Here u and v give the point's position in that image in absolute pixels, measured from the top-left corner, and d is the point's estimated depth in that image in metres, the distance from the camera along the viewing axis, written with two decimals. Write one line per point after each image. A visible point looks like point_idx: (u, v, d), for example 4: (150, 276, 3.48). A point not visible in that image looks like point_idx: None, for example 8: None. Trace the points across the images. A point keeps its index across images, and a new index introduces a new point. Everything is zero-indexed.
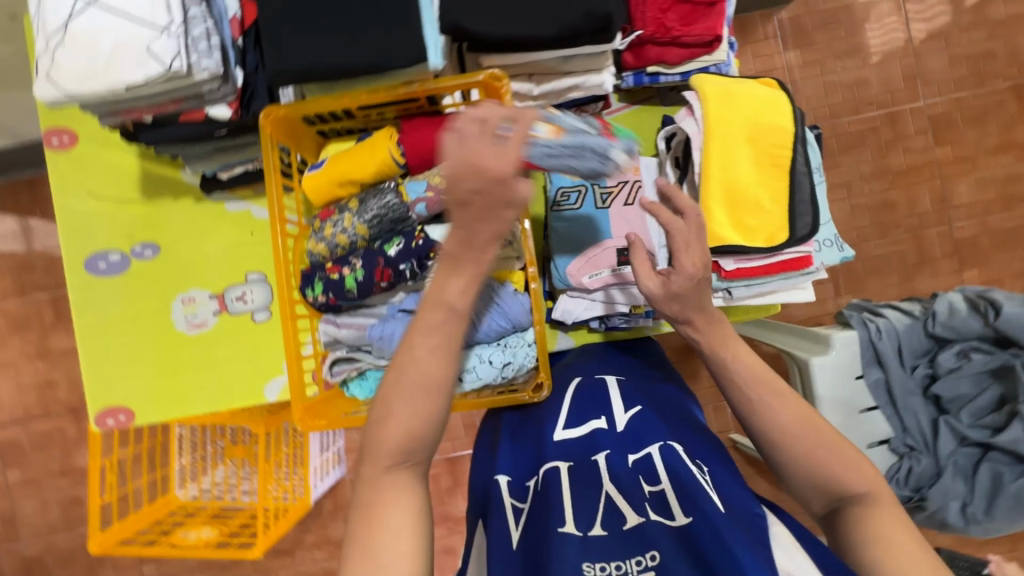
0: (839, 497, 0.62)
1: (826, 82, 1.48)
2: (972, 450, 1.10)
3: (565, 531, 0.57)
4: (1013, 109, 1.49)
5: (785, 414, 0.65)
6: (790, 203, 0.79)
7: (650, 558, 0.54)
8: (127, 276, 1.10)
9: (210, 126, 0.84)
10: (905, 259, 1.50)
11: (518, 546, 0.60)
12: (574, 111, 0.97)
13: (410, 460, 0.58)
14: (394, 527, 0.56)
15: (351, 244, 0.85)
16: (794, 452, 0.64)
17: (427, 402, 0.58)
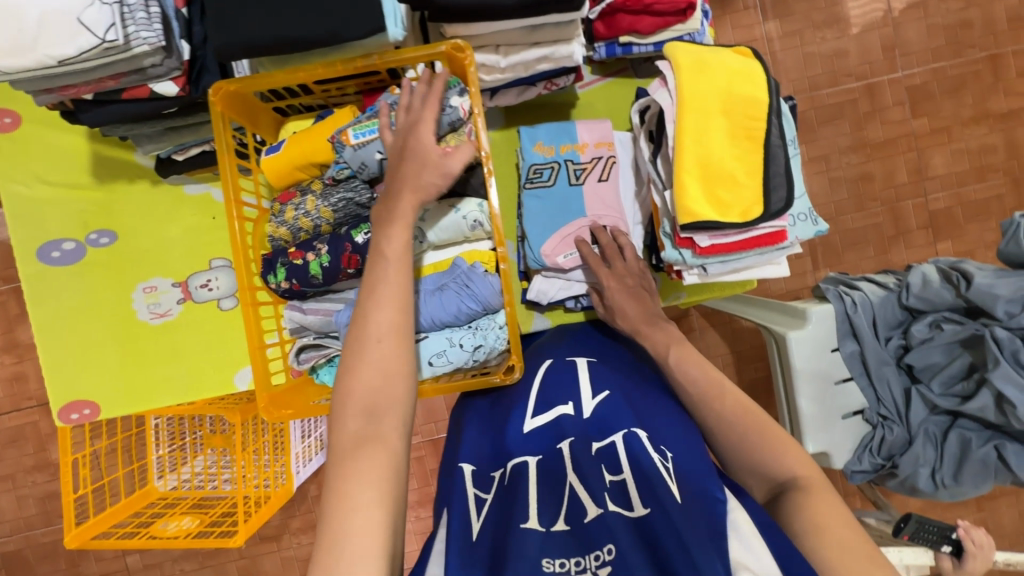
0: (781, 483, 0.65)
1: (805, 53, 1.45)
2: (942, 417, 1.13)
3: (527, 527, 0.57)
4: (989, 80, 1.48)
5: (729, 406, 0.72)
6: (764, 177, 0.77)
7: (608, 551, 0.53)
8: (84, 265, 1.05)
9: (158, 104, 0.79)
10: (881, 231, 1.51)
11: (477, 537, 0.59)
12: (546, 85, 0.94)
13: (374, 433, 0.58)
14: (358, 505, 0.54)
15: (316, 228, 0.82)
16: (736, 438, 0.70)
17: (385, 363, 0.61)
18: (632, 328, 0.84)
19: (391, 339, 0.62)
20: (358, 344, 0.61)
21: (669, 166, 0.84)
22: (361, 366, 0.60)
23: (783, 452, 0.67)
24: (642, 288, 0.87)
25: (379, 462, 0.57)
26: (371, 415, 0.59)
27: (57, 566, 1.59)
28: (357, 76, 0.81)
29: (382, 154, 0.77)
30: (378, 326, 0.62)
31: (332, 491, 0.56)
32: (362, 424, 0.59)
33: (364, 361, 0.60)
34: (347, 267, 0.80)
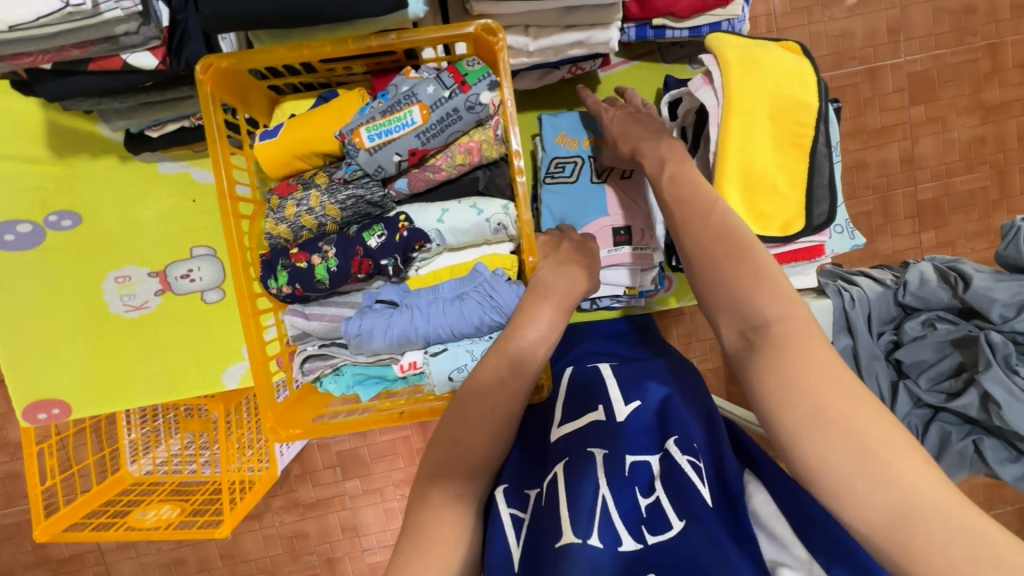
0: (756, 327, 0.53)
1: (812, 32, 1.33)
2: (924, 410, 1.01)
3: (563, 544, 0.54)
4: (986, 69, 1.39)
5: (707, 224, 0.61)
6: (808, 188, 0.72)
7: None
8: (44, 251, 0.93)
9: (132, 78, 0.68)
10: (870, 220, 1.44)
11: (519, 568, 0.57)
12: (569, 68, 0.86)
13: (466, 493, 0.59)
14: (446, 565, 0.54)
15: (320, 227, 0.74)
16: (711, 264, 0.58)
17: (496, 433, 0.61)
18: (633, 147, 0.77)
19: (513, 417, 0.62)
20: (470, 408, 0.61)
21: (706, 169, 0.79)
22: (467, 428, 0.61)
23: (771, 288, 0.54)
24: (645, 113, 0.80)
25: (462, 521, 0.57)
26: (473, 479, 0.59)
27: (23, 547, 1.51)
28: (367, 55, 0.70)
29: (401, 156, 0.69)
30: (491, 392, 0.62)
31: (413, 538, 0.55)
32: (462, 489, 0.59)
33: (474, 424, 0.61)
34: (357, 272, 0.72)
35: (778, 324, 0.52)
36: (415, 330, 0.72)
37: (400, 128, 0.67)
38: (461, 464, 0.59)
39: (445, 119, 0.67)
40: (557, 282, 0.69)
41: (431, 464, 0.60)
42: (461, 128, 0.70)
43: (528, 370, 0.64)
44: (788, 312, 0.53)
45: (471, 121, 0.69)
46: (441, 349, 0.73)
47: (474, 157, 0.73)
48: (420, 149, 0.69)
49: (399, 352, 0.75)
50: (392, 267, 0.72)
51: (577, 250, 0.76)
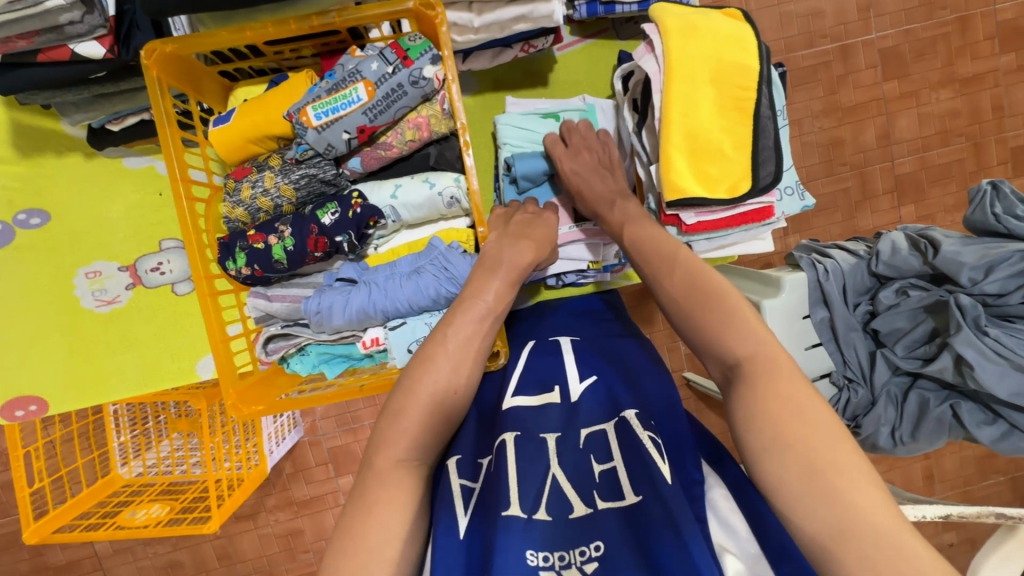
0: (732, 365, 0.57)
1: (782, 11, 1.30)
2: (903, 378, 1.03)
3: (509, 514, 0.53)
4: (958, 42, 1.36)
5: (674, 282, 0.63)
6: (753, 150, 0.73)
7: (594, 548, 0.51)
8: (14, 250, 0.94)
9: (83, 69, 0.69)
10: (849, 197, 1.40)
11: (464, 535, 0.56)
12: (522, 47, 0.86)
13: (412, 459, 0.59)
14: (389, 529, 0.54)
15: (276, 208, 0.76)
16: (684, 316, 0.61)
17: (442, 400, 0.61)
18: (592, 211, 0.80)
19: (463, 387, 0.63)
20: (419, 379, 0.62)
21: (654, 139, 0.80)
22: (414, 396, 0.61)
23: (739, 330, 0.57)
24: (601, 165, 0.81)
25: (412, 488, 0.57)
26: (421, 445, 0.60)
27: (20, 556, 1.52)
28: (313, 36, 0.72)
29: (350, 133, 0.71)
30: (445, 376, 0.62)
31: (360, 505, 0.55)
32: (409, 453, 0.59)
33: (422, 394, 0.61)
34: (313, 250, 0.74)
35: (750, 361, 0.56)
36: (373, 306, 0.74)
37: (346, 105, 0.69)
38: (403, 436, 0.59)
39: (390, 95, 0.69)
40: (504, 254, 0.71)
41: (380, 431, 0.60)
42: (408, 104, 0.71)
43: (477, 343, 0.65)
44: (754, 351, 0.56)
45: (417, 96, 0.71)
46: (400, 323, 0.75)
47: (424, 132, 0.75)
48: (368, 126, 0.71)
49: (360, 328, 0.76)
50: (347, 243, 0.73)
51: (529, 223, 0.76)
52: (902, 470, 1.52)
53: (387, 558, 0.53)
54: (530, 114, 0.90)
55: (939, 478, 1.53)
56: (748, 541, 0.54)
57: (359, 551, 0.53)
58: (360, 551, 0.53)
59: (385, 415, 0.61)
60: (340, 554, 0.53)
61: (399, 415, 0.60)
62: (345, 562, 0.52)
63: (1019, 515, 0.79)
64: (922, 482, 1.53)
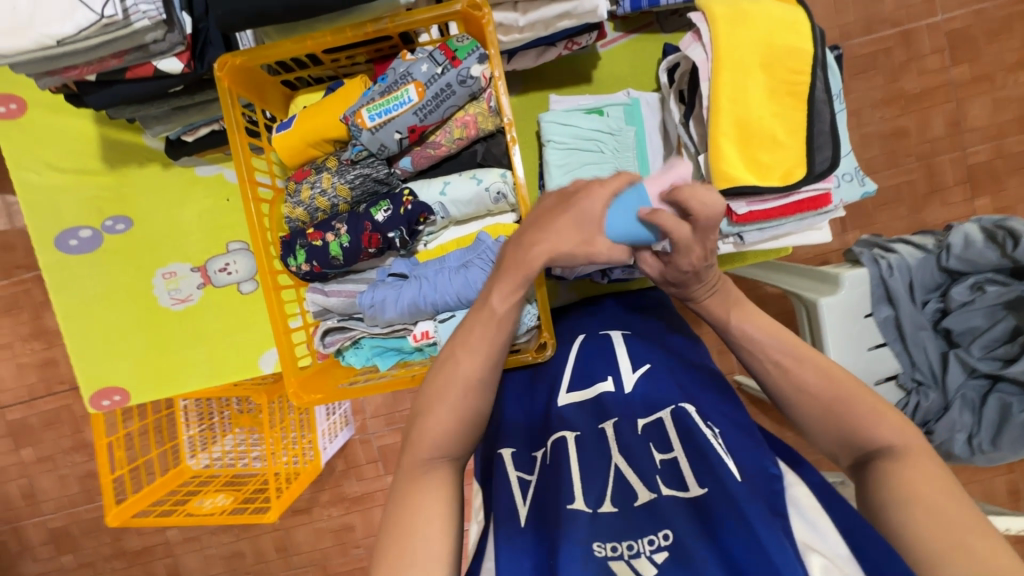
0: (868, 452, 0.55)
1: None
2: (980, 382, 0.96)
3: (574, 508, 0.51)
4: None
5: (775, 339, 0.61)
6: (807, 135, 0.71)
7: (663, 537, 0.47)
8: (102, 252, 1.04)
9: (163, 83, 0.76)
10: (915, 189, 1.32)
11: (527, 523, 0.54)
12: (566, 45, 0.88)
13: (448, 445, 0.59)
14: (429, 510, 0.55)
15: (333, 208, 0.80)
16: (790, 380, 0.59)
17: (466, 388, 0.60)
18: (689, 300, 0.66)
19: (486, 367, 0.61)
20: (440, 367, 0.61)
21: (702, 128, 0.79)
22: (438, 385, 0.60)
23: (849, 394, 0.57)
24: None
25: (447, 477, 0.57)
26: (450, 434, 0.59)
27: (102, 540, 1.63)
28: (367, 43, 0.76)
29: (401, 134, 0.74)
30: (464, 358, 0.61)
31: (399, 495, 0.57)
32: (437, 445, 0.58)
33: (444, 381, 0.60)
34: (367, 246, 0.77)
35: (885, 437, 0.54)
36: (424, 299, 0.76)
37: (398, 106, 0.72)
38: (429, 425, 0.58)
39: (440, 96, 0.72)
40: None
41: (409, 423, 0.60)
42: (456, 102, 0.74)
43: (496, 326, 0.62)
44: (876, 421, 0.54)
45: (465, 95, 0.73)
46: (450, 315, 0.77)
47: (471, 130, 0.77)
48: (418, 125, 0.74)
49: (411, 322, 0.79)
50: (398, 239, 0.76)
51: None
52: (981, 483, 1.41)
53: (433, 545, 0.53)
54: (574, 110, 0.90)
55: None
56: (835, 538, 0.48)
57: (401, 537, 0.54)
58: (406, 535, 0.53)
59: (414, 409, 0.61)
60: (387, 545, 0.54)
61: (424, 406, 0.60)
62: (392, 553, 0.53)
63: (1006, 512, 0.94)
64: (1007, 497, 1.40)
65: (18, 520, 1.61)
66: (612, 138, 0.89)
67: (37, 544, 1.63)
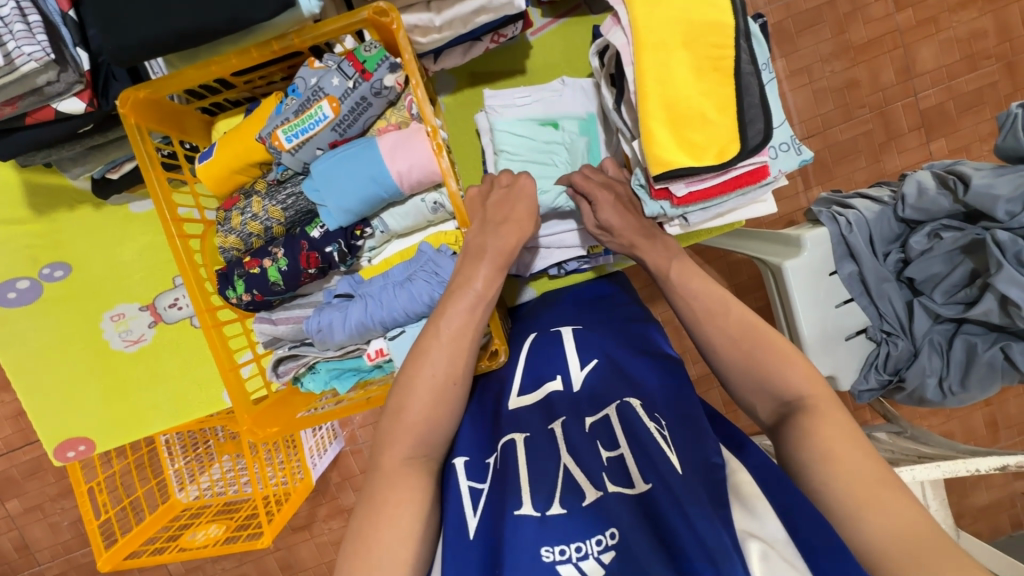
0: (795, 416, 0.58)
1: None
2: (946, 326, 0.96)
3: (520, 513, 0.51)
4: None
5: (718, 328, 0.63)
6: (737, 110, 0.70)
7: (610, 536, 0.47)
8: (43, 302, 1.00)
9: (69, 124, 0.72)
10: (871, 140, 1.32)
11: (474, 535, 0.53)
12: (492, 38, 0.85)
13: (418, 455, 0.60)
14: (399, 533, 0.55)
15: (267, 231, 0.77)
16: None
17: (440, 392, 0.62)
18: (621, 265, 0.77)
19: (462, 375, 0.64)
20: (416, 373, 0.63)
21: (634, 112, 0.77)
22: (415, 388, 0.62)
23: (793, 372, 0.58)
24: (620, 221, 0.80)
25: (421, 484, 0.58)
26: (421, 441, 0.60)
27: None
28: (278, 59, 0.74)
29: (322, 150, 0.73)
30: (441, 364, 0.63)
31: (371, 505, 0.57)
32: (415, 452, 0.60)
33: (421, 387, 0.62)
34: (306, 267, 0.75)
35: (800, 397, 0.59)
36: (371, 318, 0.74)
37: (315, 125, 0.70)
38: (401, 435, 0.60)
39: (358, 110, 0.71)
40: (491, 242, 0.69)
41: (382, 431, 0.61)
42: (375, 112, 0.73)
43: (465, 320, 0.65)
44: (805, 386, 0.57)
45: (382, 105, 0.73)
46: (400, 331, 0.75)
47: None
48: (340, 140, 0.73)
49: (363, 341, 0.77)
50: (337, 253, 0.75)
51: (506, 199, 0.72)
52: (960, 420, 1.44)
53: (401, 559, 0.54)
54: (528, 121, 0.87)
55: (1004, 424, 1.44)
56: (775, 525, 0.48)
57: (357, 561, 0.54)
58: (370, 561, 0.53)
59: (387, 414, 0.62)
60: (354, 557, 0.54)
61: (396, 412, 0.61)
62: (359, 563, 0.54)
63: (969, 450, 0.95)
64: (986, 430, 1.44)
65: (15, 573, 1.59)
66: (563, 150, 0.86)
67: None
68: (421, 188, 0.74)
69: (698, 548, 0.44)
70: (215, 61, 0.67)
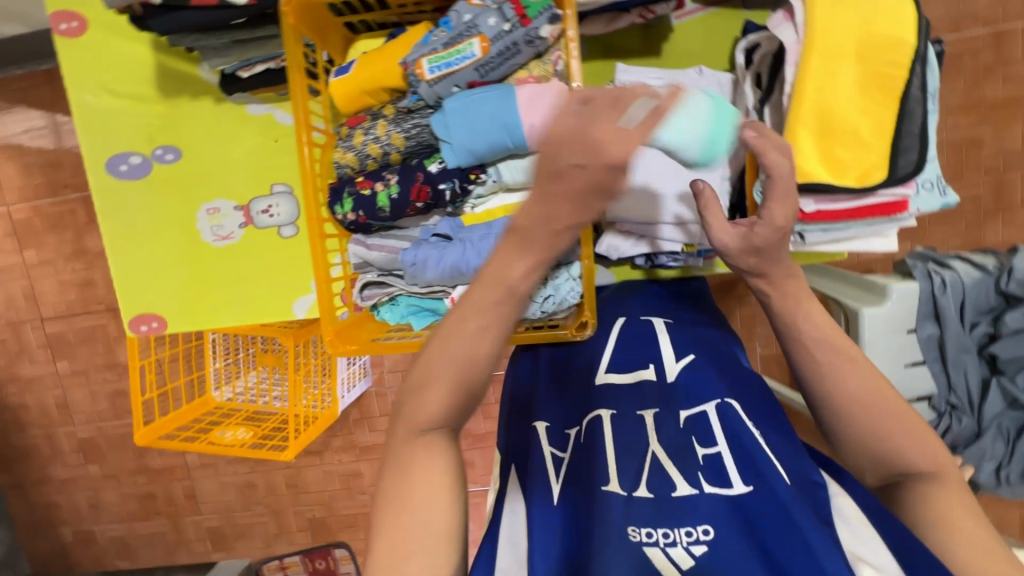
0: (899, 467, 0.54)
1: None
2: (1015, 413, 0.96)
3: (608, 489, 0.50)
4: None
5: (828, 355, 0.59)
6: (894, 136, 0.66)
7: (703, 531, 0.45)
8: (149, 181, 1.05)
9: (226, 14, 0.74)
10: (979, 206, 1.23)
11: (558, 502, 0.53)
12: (641, 12, 0.82)
13: (452, 420, 0.52)
14: (437, 508, 0.50)
15: (384, 156, 0.78)
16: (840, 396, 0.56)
17: (479, 351, 0.51)
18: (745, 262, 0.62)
19: (499, 334, 0.52)
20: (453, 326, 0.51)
21: (778, 116, 0.74)
22: (449, 345, 0.51)
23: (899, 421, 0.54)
24: None
25: (449, 453, 0.52)
26: (451, 405, 0.51)
27: (127, 454, 1.70)
28: None
29: (460, 88, 0.72)
30: (482, 320, 0.51)
31: (395, 467, 0.52)
32: (443, 416, 0.52)
33: (455, 341, 0.51)
34: (415, 200, 0.76)
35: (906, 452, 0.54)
36: (466, 264, 0.74)
37: (460, 60, 0.70)
38: (433, 395, 0.51)
39: (507, 53, 0.69)
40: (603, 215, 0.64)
41: (406, 386, 0.52)
42: (521, 61, 0.72)
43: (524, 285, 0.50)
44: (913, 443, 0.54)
45: (530, 55, 0.71)
46: None
47: None
48: (478, 82, 0.72)
49: (450, 285, 0.78)
50: (449, 192, 0.76)
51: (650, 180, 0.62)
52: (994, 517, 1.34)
53: (441, 535, 0.50)
54: None
55: None
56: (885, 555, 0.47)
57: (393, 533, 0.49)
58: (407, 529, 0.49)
59: (414, 367, 0.53)
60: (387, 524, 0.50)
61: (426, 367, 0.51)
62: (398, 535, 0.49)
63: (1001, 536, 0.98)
64: None
65: (51, 426, 1.69)
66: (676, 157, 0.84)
67: (69, 450, 1.71)
68: None
69: (799, 558, 0.42)
70: None
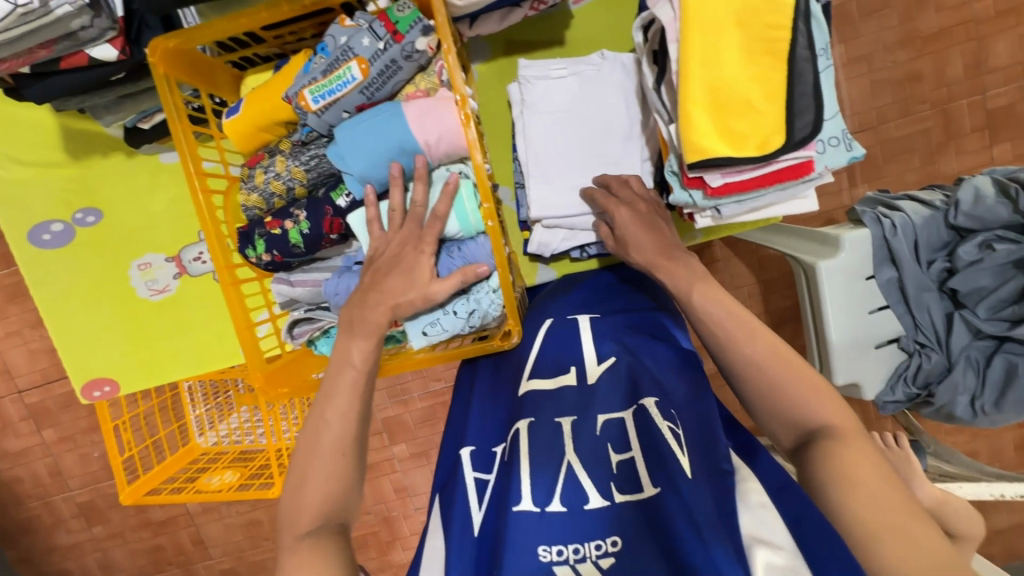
0: (813, 432, 0.56)
1: None
2: (987, 343, 0.90)
3: (520, 510, 0.50)
4: None
5: (745, 338, 0.60)
6: (787, 98, 0.65)
7: (611, 543, 0.47)
8: (75, 245, 1.03)
9: (103, 71, 0.72)
10: (928, 139, 1.22)
11: (479, 531, 0.54)
12: (532, 4, 0.81)
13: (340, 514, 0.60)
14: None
15: (289, 192, 0.77)
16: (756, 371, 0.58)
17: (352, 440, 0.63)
18: (647, 262, 0.71)
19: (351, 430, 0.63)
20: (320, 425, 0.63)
21: (674, 94, 0.73)
22: (317, 462, 0.62)
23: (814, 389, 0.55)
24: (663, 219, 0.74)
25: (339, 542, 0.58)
26: (334, 507, 0.60)
27: (127, 512, 1.69)
28: (309, 15, 0.72)
29: (349, 113, 0.72)
30: (337, 428, 0.63)
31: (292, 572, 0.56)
32: (338, 506, 0.60)
33: (333, 430, 0.63)
34: (328, 232, 0.75)
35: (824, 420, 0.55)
36: None
37: (342, 86, 0.68)
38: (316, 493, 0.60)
39: (388, 72, 0.69)
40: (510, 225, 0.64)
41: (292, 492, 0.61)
42: (404, 76, 0.71)
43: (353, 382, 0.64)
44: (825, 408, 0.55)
45: (412, 69, 0.71)
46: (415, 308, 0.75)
47: None
48: (367, 104, 0.71)
49: None
50: None
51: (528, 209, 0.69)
52: (988, 441, 1.35)
53: None
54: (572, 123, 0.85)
55: None
56: (782, 530, 0.46)
57: None
58: None
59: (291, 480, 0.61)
60: None
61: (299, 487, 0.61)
62: None
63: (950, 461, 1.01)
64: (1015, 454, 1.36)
65: (46, 495, 1.66)
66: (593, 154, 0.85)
67: (68, 517, 1.69)
68: (448, 158, 0.72)
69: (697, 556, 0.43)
70: (247, 15, 0.66)
